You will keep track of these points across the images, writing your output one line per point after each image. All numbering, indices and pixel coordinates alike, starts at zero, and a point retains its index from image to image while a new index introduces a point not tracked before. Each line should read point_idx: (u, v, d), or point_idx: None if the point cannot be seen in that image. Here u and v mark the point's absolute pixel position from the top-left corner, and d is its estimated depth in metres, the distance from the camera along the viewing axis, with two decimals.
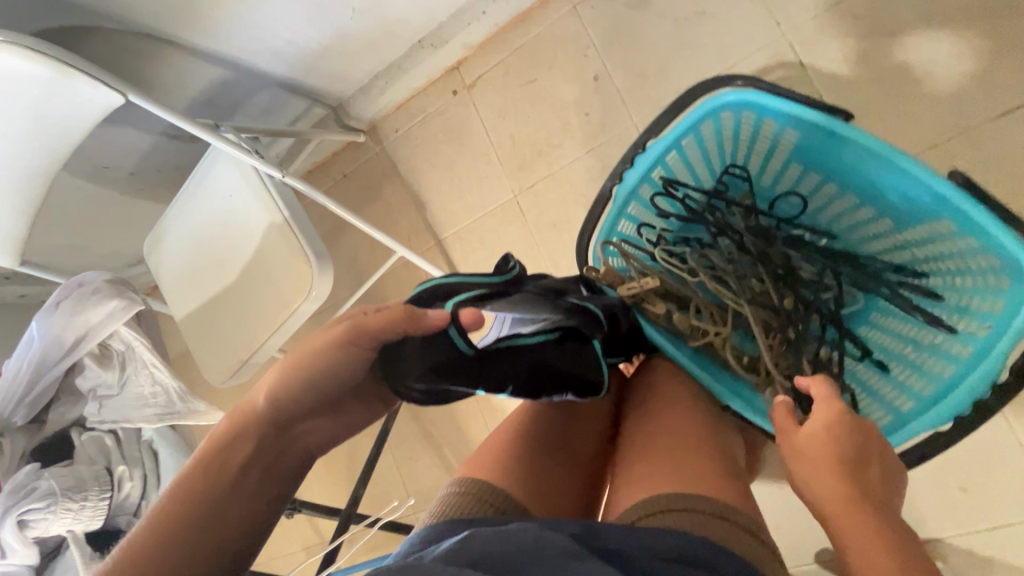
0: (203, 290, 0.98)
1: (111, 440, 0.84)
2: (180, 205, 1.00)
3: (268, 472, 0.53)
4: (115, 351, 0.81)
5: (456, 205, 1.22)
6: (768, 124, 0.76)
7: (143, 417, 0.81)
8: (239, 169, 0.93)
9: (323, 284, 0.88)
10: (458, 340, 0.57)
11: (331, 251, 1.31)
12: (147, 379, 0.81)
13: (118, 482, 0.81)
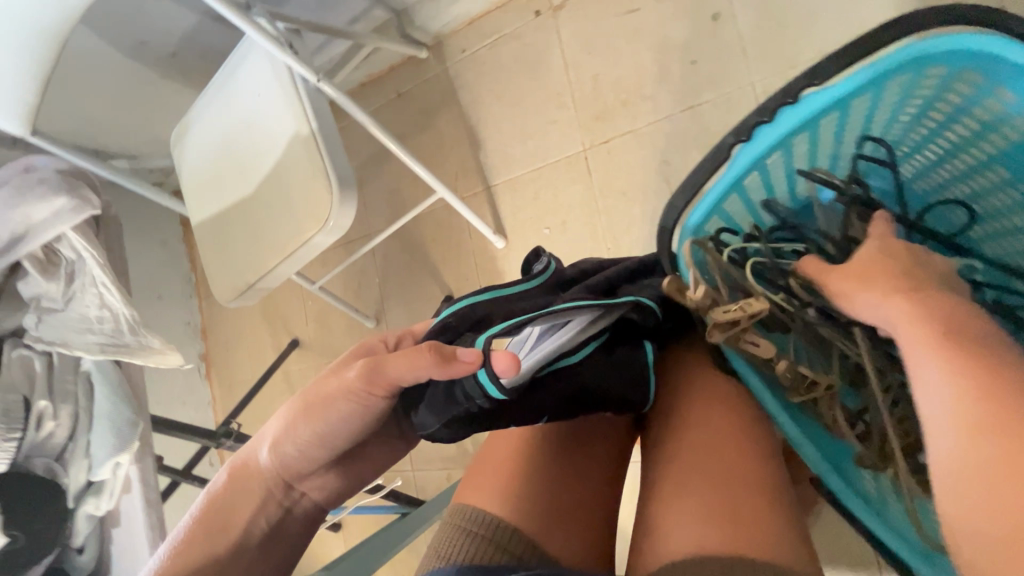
0: (224, 197, 0.90)
1: (41, 364, 0.63)
2: (211, 98, 0.91)
3: (274, 536, 0.51)
4: (64, 258, 0.63)
5: (513, 148, 1.05)
6: (1000, 96, 0.49)
7: (84, 345, 0.62)
8: (273, 66, 0.82)
9: (343, 219, 0.77)
10: (489, 387, 0.42)
11: (375, 178, 1.20)
12: (93, 300, 0.62)
13: (37, 420, 0.61)
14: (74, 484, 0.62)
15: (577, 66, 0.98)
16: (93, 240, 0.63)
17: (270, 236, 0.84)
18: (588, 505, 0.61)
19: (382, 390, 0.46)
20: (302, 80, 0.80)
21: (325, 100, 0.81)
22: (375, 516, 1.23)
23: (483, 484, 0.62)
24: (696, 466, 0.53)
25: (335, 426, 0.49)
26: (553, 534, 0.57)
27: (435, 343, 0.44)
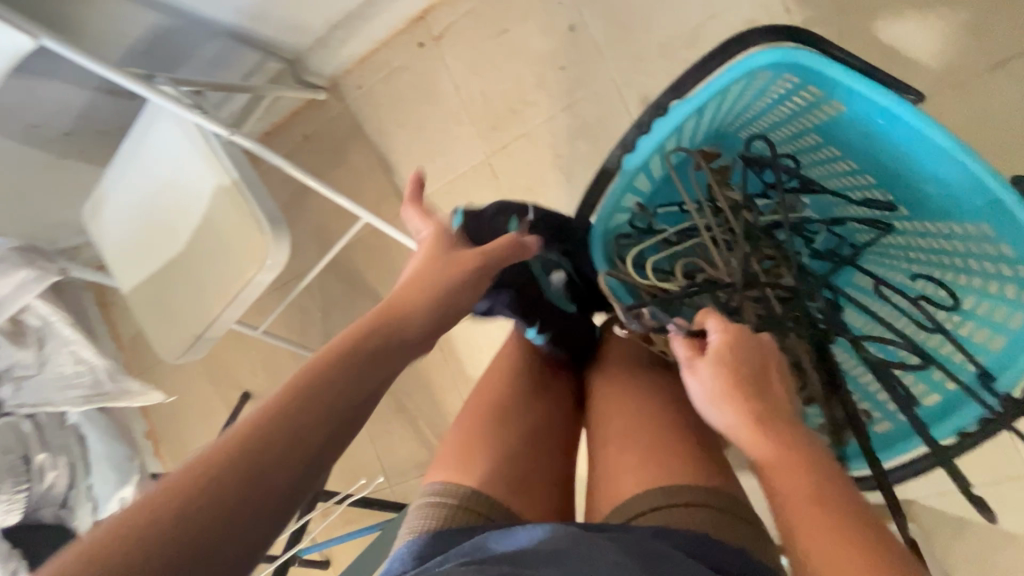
0: (154, 259, 0.93)
1: (28, 426, 0.74)
2: (121, 168, 0.94)
3: (350, 404, 0.39)
4: (30, 327, 0.71)
5: (424, 166, 1.15)
6: (812, 90, 0.67)
7: (67, 399, 0.72)
8: (182, 127, 0.87)
9: (280, 255, 0.83)
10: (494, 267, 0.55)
11: (297, 217, 1.25)
12: (68, 358, 0.72)
13: (39, 473, 0.74)
14: (82, 522, 0.78)
15: (467, 86, 1.10)
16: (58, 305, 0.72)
17: (210, 286, 0.87)
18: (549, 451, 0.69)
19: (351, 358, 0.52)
20: (214, 135, 0.86)
21: (239, 150, 0.87)
22: (362, 538, 1.27)
23: (454, 447, 0.68)
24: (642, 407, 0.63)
25: (422, 289, 0.48)
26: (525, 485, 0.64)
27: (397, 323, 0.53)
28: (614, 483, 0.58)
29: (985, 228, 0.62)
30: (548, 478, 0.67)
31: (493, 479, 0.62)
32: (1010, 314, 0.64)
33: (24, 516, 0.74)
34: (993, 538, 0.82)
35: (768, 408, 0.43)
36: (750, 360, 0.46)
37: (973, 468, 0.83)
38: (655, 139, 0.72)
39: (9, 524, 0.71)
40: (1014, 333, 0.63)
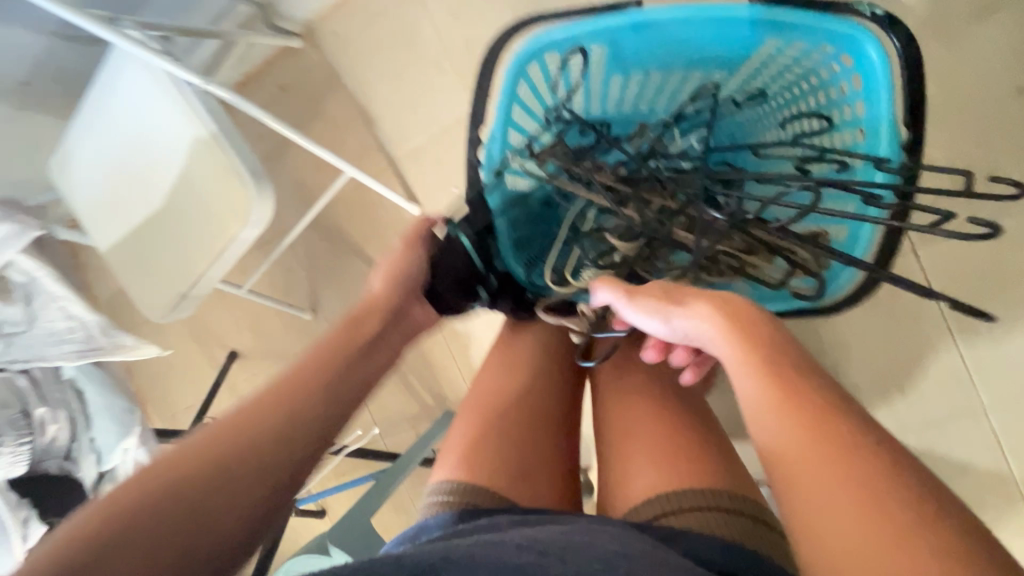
0: (129, 217, 0.89)
1: (25, 381, 0.77)
2: (103, 136, 0.90)
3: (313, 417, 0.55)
4: (17, 283, 0.75)
5: (406, 119, 1.12)
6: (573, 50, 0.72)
7: (62, 354, 0.75)
8: (175, 102, 0.83)
9: (264, 211, 0.81)
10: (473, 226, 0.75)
11: (272, 171, 1.22)
12: (60, 314, 0.76)
13: (40, 426, 0.78)
14: (89, 476, 0.81)
15: (447, 33, 1.07)
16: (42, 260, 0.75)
17: (185, 238, 0.86)
18: (562, 414, 0.65)
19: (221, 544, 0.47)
20: (187, 84, 0.82)
21: (216, 102, 0.83)
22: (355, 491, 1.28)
23: (478, 442, 0.61)
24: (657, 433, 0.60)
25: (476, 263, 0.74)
26: (543, 474, 0.59)
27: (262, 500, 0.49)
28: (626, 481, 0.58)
29: (783, 42, 0.68)
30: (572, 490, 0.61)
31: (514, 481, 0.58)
32: (847, 84, 0.67)
33: (30, 469, 0.79)
34: (947, 466, 0.88)
35: (768, 358, 0.44)
36: (750, 324, 0.47)
37: (933, 405, 0.89)
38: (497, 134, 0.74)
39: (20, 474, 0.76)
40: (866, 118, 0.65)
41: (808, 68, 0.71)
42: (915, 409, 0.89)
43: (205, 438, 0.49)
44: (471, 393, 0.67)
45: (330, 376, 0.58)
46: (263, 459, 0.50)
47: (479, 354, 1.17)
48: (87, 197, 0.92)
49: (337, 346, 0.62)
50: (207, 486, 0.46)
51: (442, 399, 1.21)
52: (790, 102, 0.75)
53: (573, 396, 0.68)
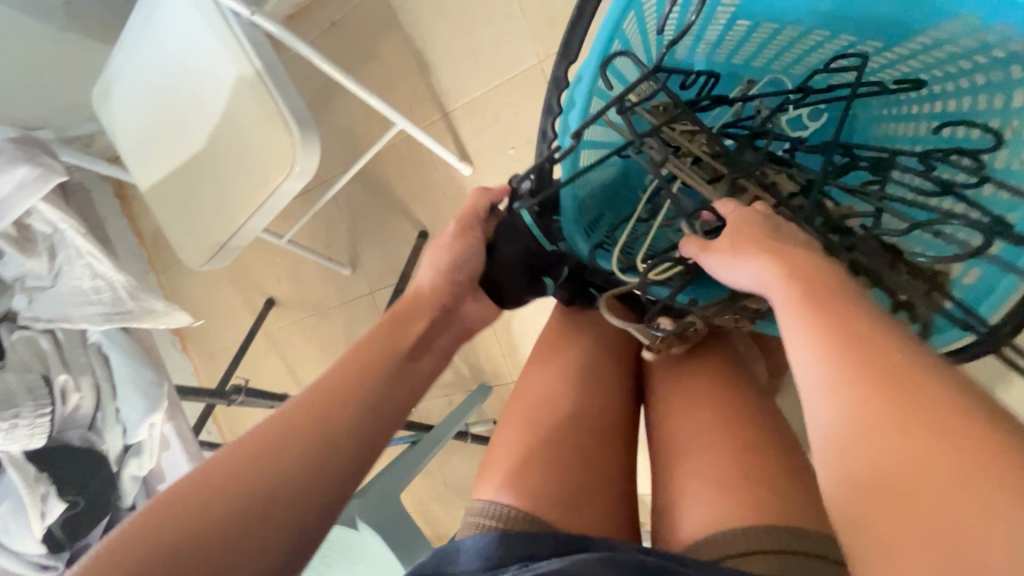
0: (168, 156, 0.84)
1: (47, 342, 0.72)
2: (144, 65, 0.83)
3: (354, 428, 0.50)
4: (40, 234, 0.70)
5: (464, 67, 1.02)
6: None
7: (85, 316, 0.71)
8: (218, 31, 0.75)
9: (309, 163, 0.74)
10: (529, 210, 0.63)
11: (319, 116, 1.15)
12: (84, 272, 0.71)
13: (62, 394, 0.71)
14: (114, 450, 0.73)
15: None
16: (64, 209, 0.70)
17: (226, 187, 0.80)
18: (617, 422, 0.59)
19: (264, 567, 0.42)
20: (233, 13, 0.75)
21: (262, 35, 0.75)
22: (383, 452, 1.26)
23: (525, 450, 0.55)
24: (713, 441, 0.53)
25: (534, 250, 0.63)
26: (594, 495, 0.53)
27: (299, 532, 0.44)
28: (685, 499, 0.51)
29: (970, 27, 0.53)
30: (625, 512, 0.55)
31: (561, 499, 0.52)
32: None
33: (51, 439, 0.71)
34: None
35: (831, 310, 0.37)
36: (811, 271, 0.41)
37: None
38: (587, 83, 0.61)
39: (36, 448, 0.68)
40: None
41: (970, 67, 0.58)
42: None
43: (229, 466, 0.44)
44: (520, 390, 0.62)
45: (365, 392, 0.53)
46: (269, 511, 0.43)
47: (522, 331, 1.11)
48: (129, 131, 0.87)
49: (368, 357, 0.55)
50: (239, 526, 0.42)
51: (479, 372, 1.16)
52: (952, 94, 0.62)
53: (630, 401, 0.61)
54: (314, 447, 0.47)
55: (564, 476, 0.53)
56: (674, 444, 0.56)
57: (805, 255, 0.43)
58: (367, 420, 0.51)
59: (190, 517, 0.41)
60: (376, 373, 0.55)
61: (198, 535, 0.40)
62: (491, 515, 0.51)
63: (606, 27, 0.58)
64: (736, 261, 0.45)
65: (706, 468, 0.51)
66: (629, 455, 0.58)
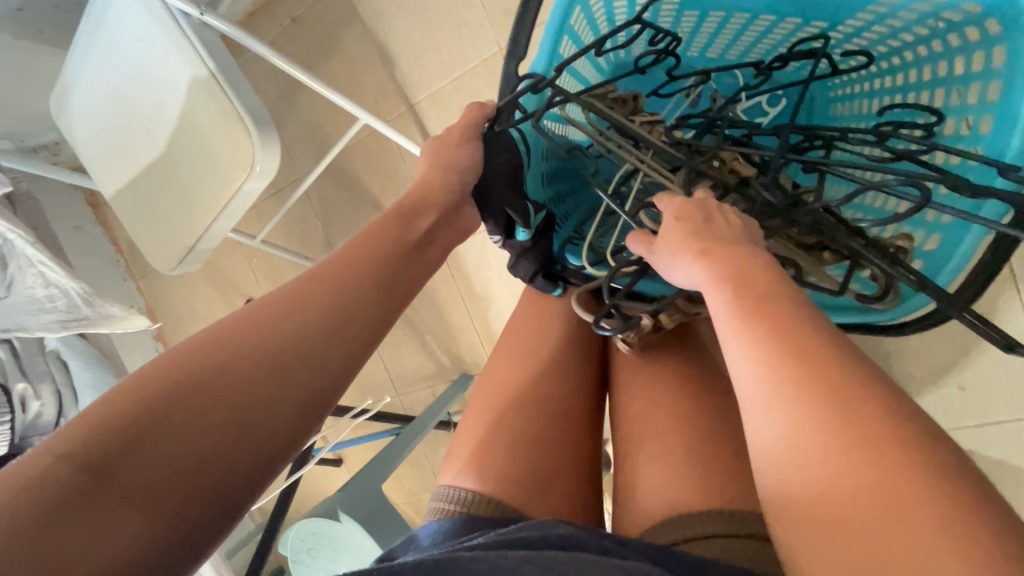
0: (130, 162, 0.84)
1: (5, 354, 0.81)
2: (99, 71, 0.83)
3: (329, 339, 0.44)
4: None
5: (427, 60, 1.02)
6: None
7: (41, 323, 0.75)
8: (170, 33, 0.75)
9: (269, 162, 0.74)
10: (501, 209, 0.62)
11: (287, 114, 1.15)
12: (36, 281, 0.74)
13: (23, 402, 0.79)
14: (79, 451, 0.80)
15: None
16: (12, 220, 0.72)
17: (189, 191, 0.80)
18: (580, 405, 0.60)
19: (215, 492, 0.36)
20: (183, 14, 0.74)
21: (215, 36, 0.75)
22: (370, 446, 1.27)
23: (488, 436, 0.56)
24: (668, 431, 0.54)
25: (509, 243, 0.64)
26: (555, 478, 0.54)
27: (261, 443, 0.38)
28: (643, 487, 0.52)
29: None
30: (588, 494, 0.56)
31: (522, 483, 0.53)
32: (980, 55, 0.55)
33: (16, 443, 0.79)
34: (999, 474, 0.80)
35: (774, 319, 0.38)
36: (749, 271, 0.43)
37: (994, 403, 0.79)
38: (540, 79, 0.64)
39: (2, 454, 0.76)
40: (996, 106, 0.54)
41: (926, 33, 0.59)
42: (974, 411, 0.80)
43: (186, 373, 0.38)
44: (484, 380, 0.62)
45: (346, 298, 0.46)
46: (268, 386, 0.40)
47: (499, 319, 1.12)
48: (89, 138, 0.87)
49: (352, 261, 0.49)
50: (187, 439, 0.36)
51: (460, 363, 1.17)
52: (900, 67, 0.64)
53: (593, 386, 0.62)
54: (283, 356, 0.41)
55: (527, 461, 0.55)
56: (633, 430, 0.57)
57: (743, 253, 0.44)
58: (348, 329, 0.45)
59: (129, 426, 0.35)
60: (372, 256, 0.51)
61: (140, 444, 0.35)
62: (451, 501, 0.53)
63: (551, 25, 0.61)
64: (680, 254, 0.48)
65: (661, 449, 0.53)
66: (592, 437, 0.60)
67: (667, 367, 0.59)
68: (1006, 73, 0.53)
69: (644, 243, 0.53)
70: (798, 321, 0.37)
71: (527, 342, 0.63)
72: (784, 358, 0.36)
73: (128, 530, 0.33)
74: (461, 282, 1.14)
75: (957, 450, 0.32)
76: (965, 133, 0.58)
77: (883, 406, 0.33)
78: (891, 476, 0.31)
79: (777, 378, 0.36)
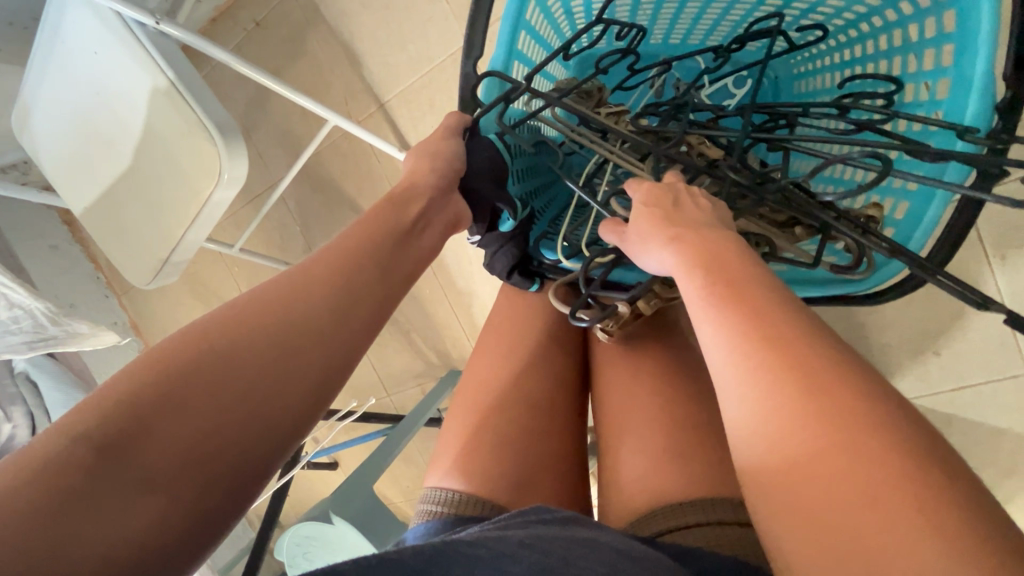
0: (97, 178, 0.83)
1: None
2: (59, 88, 0.82)
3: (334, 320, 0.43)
4: None
5: (394, 57, 1.01)
6: None
7: (7, 345, 0.74)
8: (127, 45, 0.74)
9: (238, 169, 0.73)
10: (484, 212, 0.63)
11: (257, 120, 1.14)
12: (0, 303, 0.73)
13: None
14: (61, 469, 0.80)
15: None
16: None
17: (159, 203, 0.79)
18: (560, 395, 0.60)
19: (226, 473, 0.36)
20: (138, 25, 0.73)
21: (173, 44, 0.74)
22: (364, 446, 1.27)
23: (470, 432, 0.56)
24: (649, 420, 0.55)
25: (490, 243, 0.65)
26: (538, 470, 0.55)
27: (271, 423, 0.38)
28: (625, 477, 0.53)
29: None
30: (572, 485, 0.57)
31: (504, 477, 0.54)
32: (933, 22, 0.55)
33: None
34: (978, 434, 0.81)
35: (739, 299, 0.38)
36: (718, 254, 0.43)
37: (968, 366, 0.80)
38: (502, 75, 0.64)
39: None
40: (951, 70, 0.54)
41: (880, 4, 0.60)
42: (952, 374, 0.81)
43: (192, 355, 0.37)
44: (465, 376, 0.63)
45: (347, 278, 0.46)
46: (278, 367, 0.39)
47: (484, 314, 1.12)
48: (54, 156, 0.86)
49: (354, 242, 0.48)
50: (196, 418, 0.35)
51: (448, 359, 1.17)
52: (858, 41, 0.65)
53: (573, 374, 0.63)
54: (287, 337, 0.41)
55: (509, 455, 0.55)
56: (614, 420, 0.57)
57: (709, 235, 0.44)
58: (352, 310, 0.45)
59: (137, 404, 0.34)
60: (369, 240, 0.50)
61: (150, 422, 0.34)
62: (439, 502, 0.54)
63: (507, 21, 0.62)
64: (649, 241, 0.48)
65: (641, 439, 0.54)
66: (574, 428, 0.60)
67: (645, 356, 0.60)
68: (958, 38, 0.53)
69: (616, 231, 0.53)
70: (763, 300, 0.38)
71: (505, 337, 0.63)
72: (752, 338, 0.36)
73: (146, 512, 0.32)
74: (444, 279, 1.14)
75: (912, 416, 0.33)
76: (925, 99, 0.58)
77: (843, 378, 0.34)
78: (850, 447, 0.31)
79: (744, 359, 0.36)
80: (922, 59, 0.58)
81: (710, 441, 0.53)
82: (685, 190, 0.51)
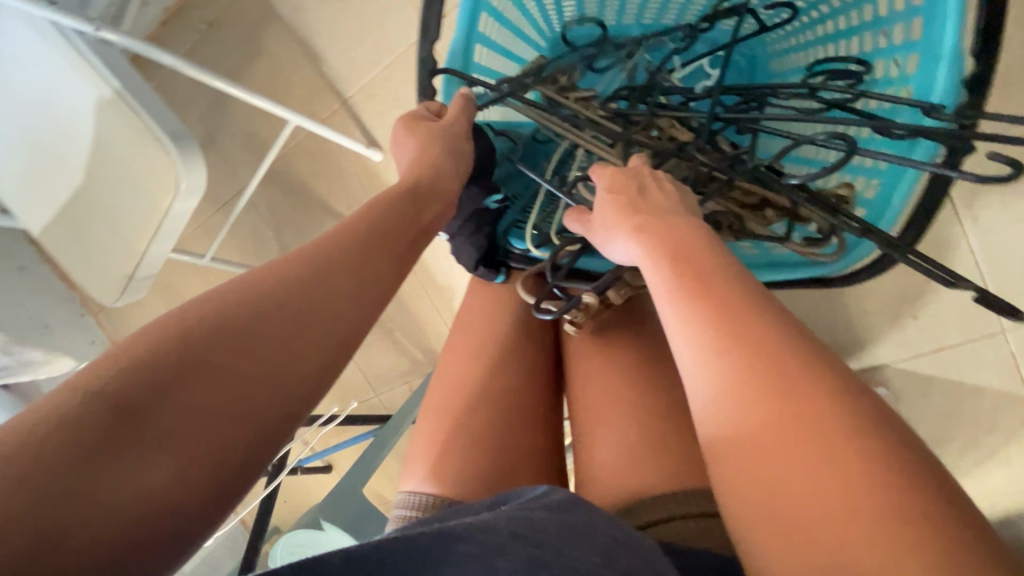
0: (50, 196, 0.80)
1: None
2: (3, 103, 0.79)
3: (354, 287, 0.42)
4: None
5: (355, 51, 0.98)
6: None
7: None
8: (66, 55, 0.71)
9: (195, 178, 0.71)
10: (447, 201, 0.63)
11: (220, 124, 1.11)
12: None
13: None
14: None
15: None
16: None
17: (117, 218, 0.76)
18: (535, 386, 0.60)
19: (247, 441, 0.34)
20: (77, 33, 0.71)
21: (117, 52, 0.72)
22: (356, 447, 1.26)
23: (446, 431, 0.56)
24: (624, 412, 0.54)
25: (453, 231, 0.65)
26: (516, 466, 0.55)
27: (292, 390, 0.36)
28: (606, 468, 0.52)
29: None
30: (551, 477, 0.57)
31: (481, 472, 0.53)
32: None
33: None
34: (960, 395, 0.81)
35: (704, 296, 0.37)
36: (689, 247, 0.41)
37: (946, 328, 0.81)
38: (465, 59, 0.63)
39: None
40: (919, 45, 0.53)
41: None
42: (931, 336, 0.82)
43: (236, 311, 0.36)
44: (441, 375, 0.62)
45: (366, 240, 0.45)
46: (297, 332, 0.38)
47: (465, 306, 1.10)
48: (3, 175, 0.82)
49: (372, 207, 0.48)
50: (224, 372, 0.34)
51: (433, 354, 1.16)
52: (830, 17, 0.64)
53: (548, 364, 0.62)
54: (311, 300, 0.39)
55: (484, 451, 0.54)
56: (589, 409, 0.57)
57: (676, 226, 0.43)
58: (369, 274, 0.43)
59: (168, 354, 0.33)
60: (376, 206, 0.48)
61: (183, 374, 0.32)
62: (415, 506, 0.53)
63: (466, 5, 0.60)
64: (615, 231, 0.47)
65: (616, 429, 0.53)
66: (552, 417, 0.60)
67: (619, 342, 0.59)
68: (926, 12, 0.52)
69: (581, 220, 0.52)
70: (729, 292, 0.37)
71: (477, 331, 0.63)
72: (714, 333, 0.35)
73: (160, 475, 0.30)
74: (423, 273, 1.12)
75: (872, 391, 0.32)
76: (893, 76, 0.57)
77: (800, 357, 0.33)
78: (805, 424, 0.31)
79: (706, 353, 0.36)
80: (891, 36, 0.57)
81: (686, 430, 0.52)
82: (650, 176, 0.49)
